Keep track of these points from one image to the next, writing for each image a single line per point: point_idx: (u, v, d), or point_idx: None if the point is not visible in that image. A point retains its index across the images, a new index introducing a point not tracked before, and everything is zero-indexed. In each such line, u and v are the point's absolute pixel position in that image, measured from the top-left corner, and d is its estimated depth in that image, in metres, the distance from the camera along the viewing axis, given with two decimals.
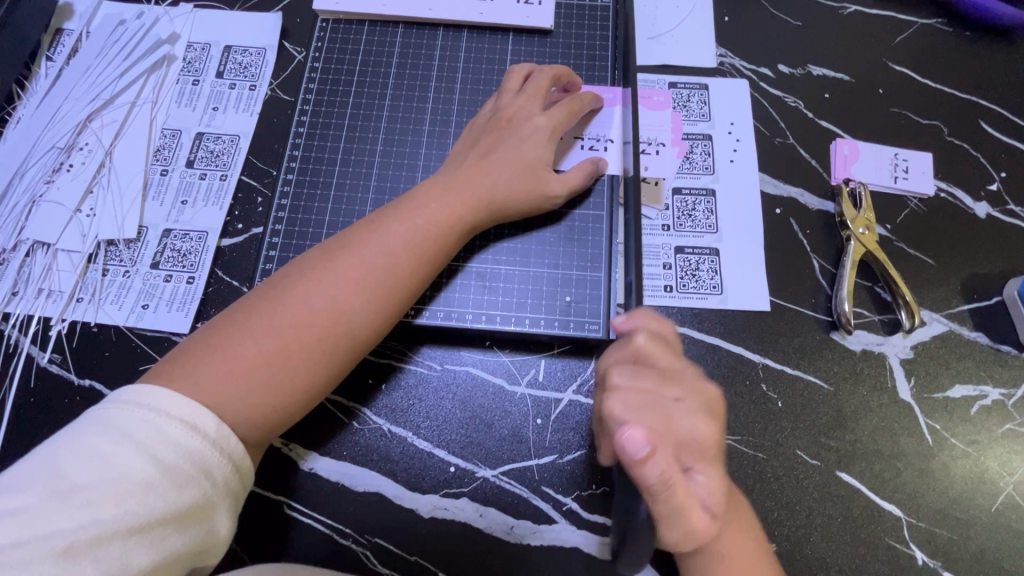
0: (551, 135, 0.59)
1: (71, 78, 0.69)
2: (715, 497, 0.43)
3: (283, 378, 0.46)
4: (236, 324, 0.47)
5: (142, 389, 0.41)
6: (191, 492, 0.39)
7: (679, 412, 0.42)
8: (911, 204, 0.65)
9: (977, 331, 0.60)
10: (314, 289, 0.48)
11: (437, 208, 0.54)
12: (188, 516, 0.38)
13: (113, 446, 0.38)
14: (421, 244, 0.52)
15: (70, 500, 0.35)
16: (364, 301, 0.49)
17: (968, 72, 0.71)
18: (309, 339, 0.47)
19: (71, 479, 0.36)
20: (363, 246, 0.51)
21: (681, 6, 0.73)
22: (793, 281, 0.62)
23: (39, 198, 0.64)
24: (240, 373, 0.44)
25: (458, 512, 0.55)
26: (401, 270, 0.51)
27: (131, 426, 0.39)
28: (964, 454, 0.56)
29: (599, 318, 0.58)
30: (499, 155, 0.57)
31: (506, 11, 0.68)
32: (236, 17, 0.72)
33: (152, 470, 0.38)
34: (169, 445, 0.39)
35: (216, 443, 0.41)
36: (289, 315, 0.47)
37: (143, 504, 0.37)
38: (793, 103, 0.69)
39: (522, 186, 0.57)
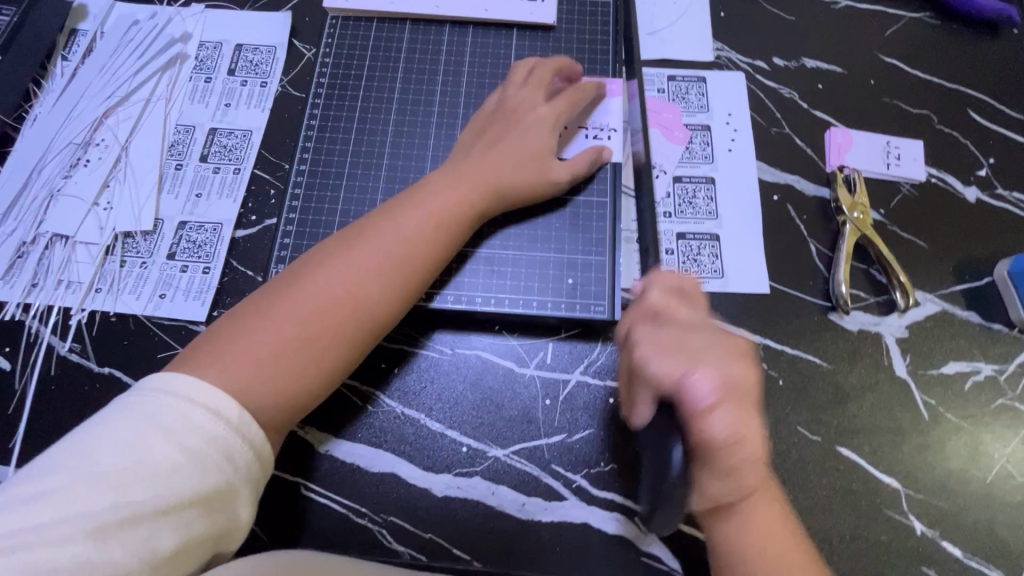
0: (553, 125, 0.61)
1: (87, 77, 0.70)
2: (760, 446, 0.45)
3: (306, 359, 0.48)
4: (258, 311, 0.48)
5: (168, 376, 0.43)
6: (215, 477, 0.40)
7: (718, 358, 0.46)
8: (903, 189, 0.67)
9: (969, 311, 0.62)
10: (332, 276, 0.50)
11: (446, 197, 0.55)
12: (211, 501, 0.40)
13: (142, 432, 0.39)
14: (433, 230, 0.54)
15: (101, 483, 0.37)
16: (380, 285, 0.51)
17: (956, 63, 0.73)
18: (329, 325, 0.49)
19: (101, 462, 0.38)
20: (377, 234, 0.53)
21: (679, 2, 0.76)
22: (792, 264, 0.64)
23: (58, 192, 0.66)
24: (264, 359, 0.46)
25: (471, 490, 0.56)
26: (414, 257, 0.53)
27: (157, 413, 0.40)
28: (959, 428, 0.58)
29: (604, 301, 0.59)
30: (503, 145, 0.59)
31: (511, 8, 0.70)
32: (246, 16, 0.74)
33: (178, 456, 0.39)
34: (194, 432, 0.40)
35: (238, 430, 0.42)
36: (309, 302, 0.49)
37: (169, 487, 0.38)
38: (788, 94, 0.71)
39: (527, 176, 0.59)
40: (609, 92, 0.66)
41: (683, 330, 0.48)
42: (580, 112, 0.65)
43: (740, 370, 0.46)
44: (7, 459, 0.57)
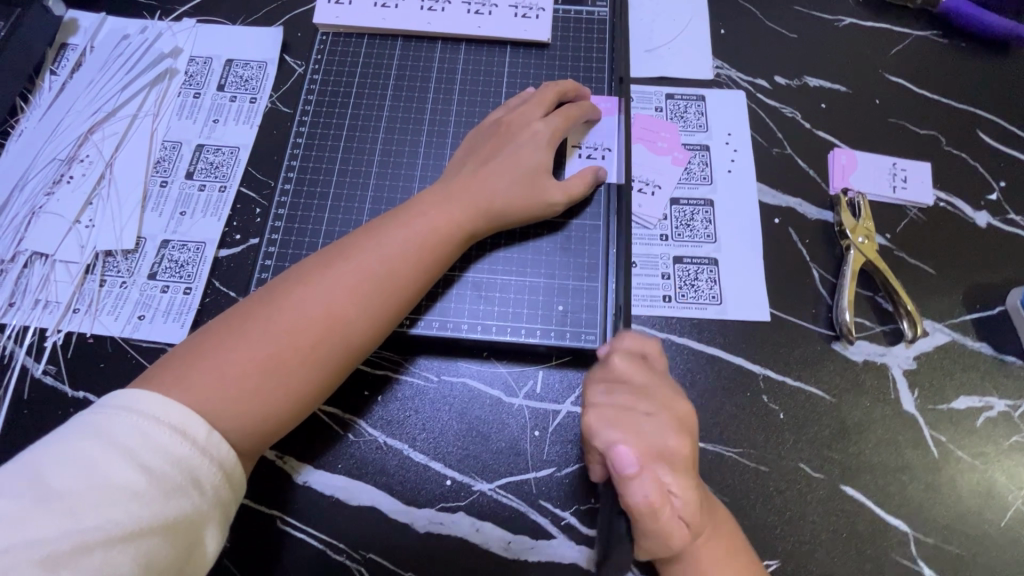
0: (549, 142, 0.59)
1: (75, 92, 0.69)
2: (690, 507, 0.43)
3: (278, 384, 0.46)
4: (232, 329, 0.47)
5: (133, 394, 0.42)
6: (178, 502, 0.39)
7: (653, 425, 0.45)
8: (910, 213, 0.64)
9: (981, 342, 0.59)
10: (310, 295, 0.48)
11: (434, 217, 0.54)
12: (175, 525, 0.39)
13: (103, 452, 0.38)
14: (418, 251, 0.52)
15: (57, 507, 0.36)
16: (361, 308, 0.49)
17: (964, 83, 0.71)
18: (304, 346, 0.47)
19: (60, 484, 0.37)
20: (359, 253, 0.51)
21: (678, 19, 0.74)
22: (793, 291, 0.61)
23: (39, 210, 0.64)
24: (233, 380, 0.45)
25: (454, 527, 0.54)
26: (396, 277, 0.51)
27: (122, 433, 0.40)
28: (971, 467, 0.55)
29: (595, 328, 0.57)
30: (494, 165, 0.57)
31: (505, 24, 0.68)
32: (238, 31, 0.73)
33: (139, 478, 0.38)
34: (159, 452, 0.39)
35: (205, 450, 0.42)
36: (284, 321, 0.47)
37: (128, 512, 0.37)
38: (790, 114, 0.69)
39: (522, 194, 0.57)
40: (605, 110, 0.64)
41: (638, 394, 0.46)
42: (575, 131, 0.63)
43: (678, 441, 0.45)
44: None
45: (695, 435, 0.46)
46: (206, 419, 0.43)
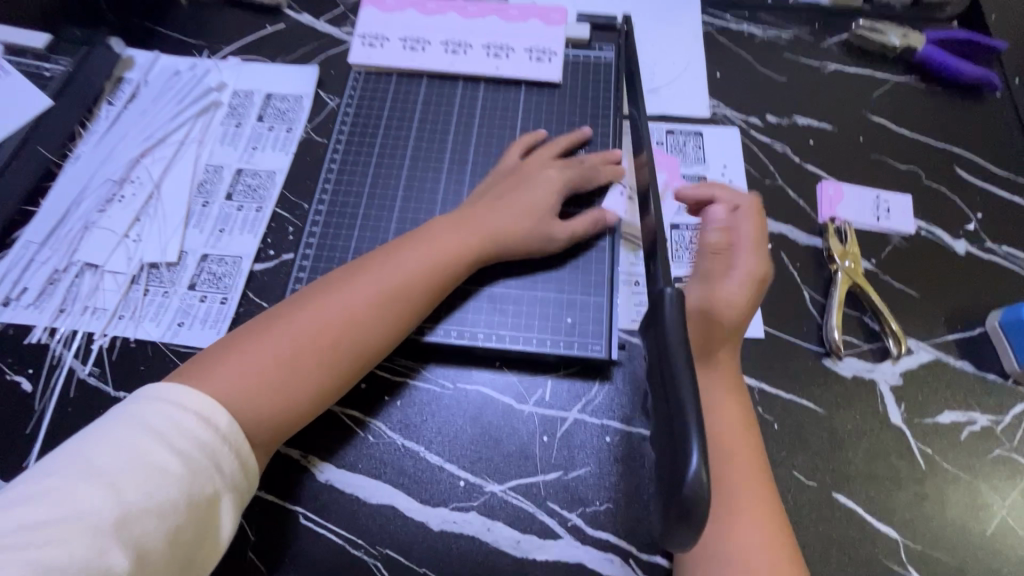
0: (558, 186, 0.65)
1: (129, 120, 0.76)
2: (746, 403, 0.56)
3: (292, 384, 0.50)
4: (257, 329, 0.52)
5: (162, 386, 0.47)
6: (202, 483, 0.43)
7: (734, 290, 0.58)
8: (894, 240, 0.69)
9: (963, 360, 0.63)
10: (331, 300, 0.53)
11: (449, 241, 0.59)
12: (195, 502, 0.43)
13: (135, 434, 0.43)
14: (430, 269, 0.57)
15: (98, 483, 0.41)
16: (374, 317, 0.54)
17: (941, 123, 0.77)
18: (317, 349, 0.51)
19: (101, 464, 0.42)
20: (379, 265, 0.56)
21: (677, 63, 0.81)
22: (786, 310, 0.66)
23: (92, 225, 0.70)
24: (255, 375, 0.49)
25: (466, 525, 0.57)
26: (408, 292, 0.56)
27: (151, 418, 0.44)
28: (957, 478, 0.58)
29: (601, 341, 0.62)
30: (509, 199, 0.63)
31: (520, 66, 0.75)
32: (278, 69, 0.81)
33: (168, 459, 0.43)
34: (182, 435, 0.44)
35: (224, 437, 0.46)
36: (304, 322, 0.52)
37: (158, 488, 0.42)
38: (781, 149, 0.76)
39: (526, 226, 0.62)
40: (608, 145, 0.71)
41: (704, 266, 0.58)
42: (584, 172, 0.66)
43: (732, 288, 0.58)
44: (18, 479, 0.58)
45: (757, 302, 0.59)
46: (228, 409, 0.47)
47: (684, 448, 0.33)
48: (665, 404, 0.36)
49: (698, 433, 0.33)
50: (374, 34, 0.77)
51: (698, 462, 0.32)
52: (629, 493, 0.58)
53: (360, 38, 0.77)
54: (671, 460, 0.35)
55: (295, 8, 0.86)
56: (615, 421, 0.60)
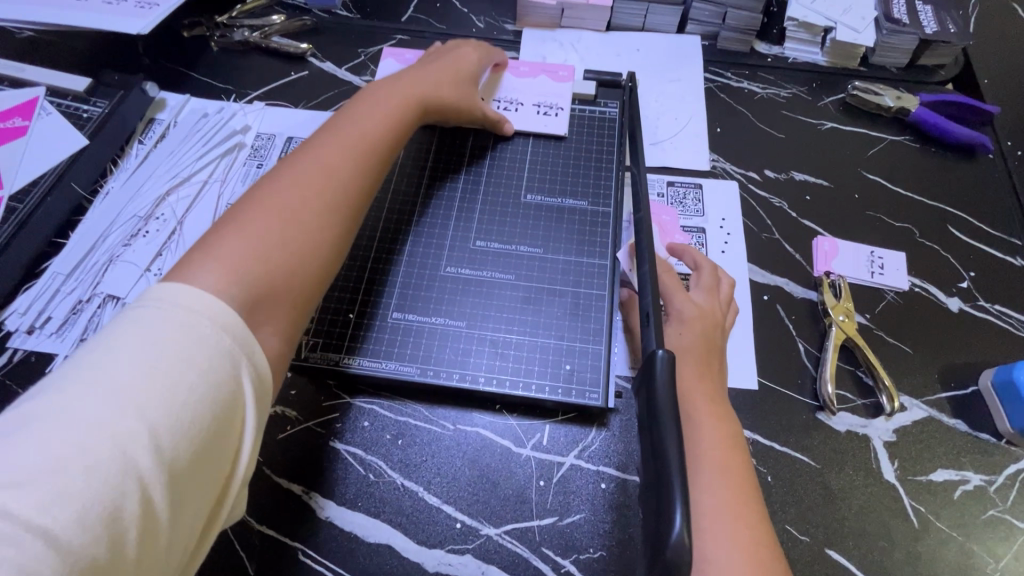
0: (472, 65, 0.78)
1: (158, 159, 0.81)
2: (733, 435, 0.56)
3: (298, 234, 0.53)
4: (230, 224, 0.51)
5: (171, 289, 0.44)
6: (225, 391, 0.42)
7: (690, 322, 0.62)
8: (888, 296, 0.71)
9: (956, 419, 0.64)
10: (305, 165, 0.57)
11: (390, 101, 0.67)
12: (218, 413, 0.41)
13: (149, 344, 0.41)
14: (386, 118, 0.65)
15: (118, 396, 0.39)
16: (350, 157, 0.59)
17: (934, 183, 0.80)
18: (312, 195, 0.55)
19: (118, 373, 0.40)
20: (341, 128, 0.62)
21: (679, 118, 0.85)
22: (781, 363, 0.67)
23: (117, 258, 0.74)
24: (242, 265, 0.48)
25: (462, 568, 0.58)
26: (371, 129, 0.63)
27: (164, 329, 0.42)
28: (951, 538, 0.58)
29: (599, 388, 0.63)
30: (437, 64, 0.75)
31: (528, 119, 0.79)
32: (299, 114, 0.86)
33: (189, 370, 0.41)
34: (199, 343, 0.42)
35: (240, 342, 0.44)
36: (284, 205, 0.53)
37: (184, 401, 0.40)
38: (778, 204, 0.78)
39: (449, 94, 0.73)
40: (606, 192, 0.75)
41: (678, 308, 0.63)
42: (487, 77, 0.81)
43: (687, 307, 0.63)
44: None
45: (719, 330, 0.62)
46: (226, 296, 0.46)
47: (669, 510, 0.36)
48: (653, 459, 0.40)
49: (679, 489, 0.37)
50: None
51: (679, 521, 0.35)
52: (623, 542, 0.58)
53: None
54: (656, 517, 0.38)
55: (319, 57, 0.91)
56: (611, 469, 0.62)
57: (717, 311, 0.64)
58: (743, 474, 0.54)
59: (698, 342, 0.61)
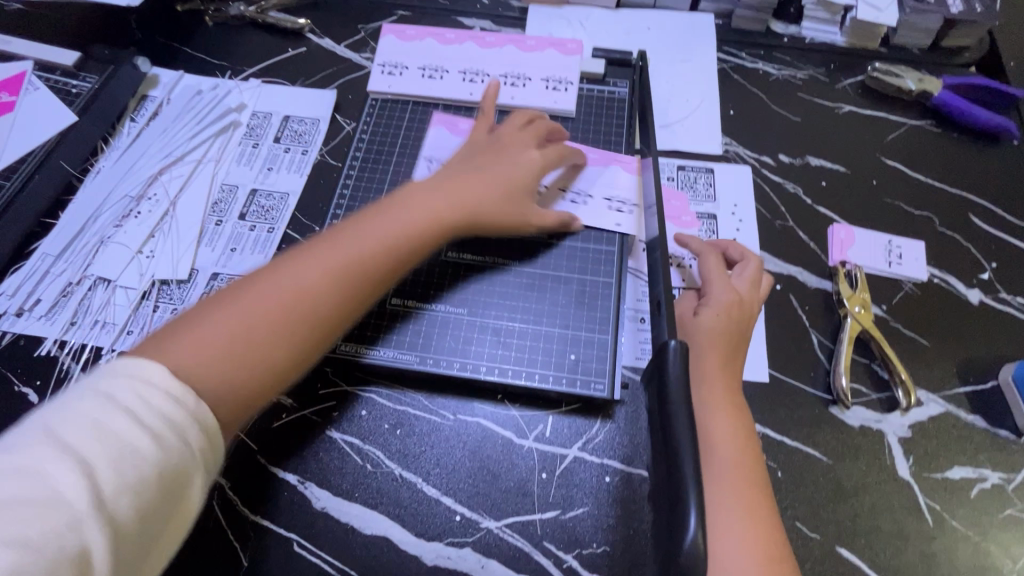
0: (540, 166, 0.66)
1: (150, 137, 0.78)
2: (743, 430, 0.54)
3: (258, 347, 0.47)
4: (209, 301, 0.49)
5: (122, 358, 0.41)
6: (175, 456, 0.39)
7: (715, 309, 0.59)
8: (906, 287, 0.69)
9: (974, 414, 0.62)
10: (283, 268, 0.51)
11: (415, 212, 0.57)
12: (167, 483, 0.38)
13: (102, 407, 0.38)
14: (392, 242, 0.55)
15: (66, 460, 0.36)
16: (331, 292, 0.51)
17: (956, 169, 0.77)
18: (278, 318, 0.48)
19: (60, 443, 0.37)
20: (335, 243, 0.53)
21: (691, 99, 0.82)
22: (793, 355, 0.65)
23: (108, 240, 0.71)
24: (208, 342, 0.45)
25: (460, 562, 0.56)
26: (369, 260, 0.53)
27: (118, 392, 0.39)
28: (966, 537, 0.57)
29: (604, 379, 0.61)
30: (488, 171, 0.63)
31: (535, 94, 0.76)
32: (296, 92, 0.82)
33: (134, 437, 0.38)
34: (151, 410, 0.39)
35: (194, 416, 0.40)
36: (257, 284, 0.49)
37: (129, 468, 0.37)
38: (792, 189, 0.75)
39: (505, 206, 0.63)
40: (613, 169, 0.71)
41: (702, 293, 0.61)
42: (567, 172, 0.71)
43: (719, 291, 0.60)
44: None
45: (744, 321, 0.59)
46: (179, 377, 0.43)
47: (682, 511, 0.33)
48: (664, 455, 0.37)
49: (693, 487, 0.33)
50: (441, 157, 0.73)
51: (697, 523, 0.32)
52: (626, 537, 0.57)
53: (427, 161, 0.73)
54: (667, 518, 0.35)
55: (317, 33, 0.88)
56: (616, 462, 0.60)
57: (750, 300, 0.61)
58: (756, 470, 0.52)
59: (731, 332, 0.58)
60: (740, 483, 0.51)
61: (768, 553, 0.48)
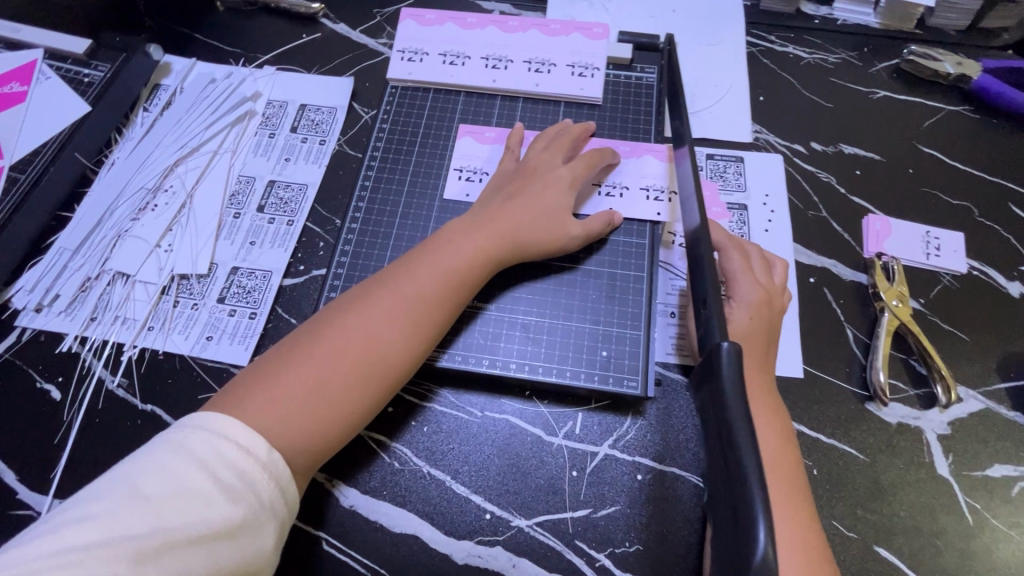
0: (573, 182, 0.64)
1: (164, 127, 0.76)
2: (782, 430, 0.53)
3: (332, 400, 0.49)
4: (281, 358, 0.51)
5: (205, 414, 0.46)
6: (243, 508, 0.43)
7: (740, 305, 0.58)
8: (944, 280, 0.67)
9: (1015, 411, 0.60)
10: (353, 324, 0.52)
11: (466, 249, 0.58)
12: (237, 532, 0.42)
13: (180, 460, 0.43)
14: (447, 280, 0.56)
15: (146, 511, 0.40)
16: (396, 337, 0.53)
17: (996, 157, 0.74)
18: (349, 369, 0.50)
19: (145, 490, 0.41)
20: (399, 289, 0.54)
21: (720, 85, 0.79)
22: (828, 350, 0.63)
23: (125, 233, 0.70)
24: (286, 399, 0.48)
25: (491, 560, 0.55)
26: (427, 301, 0.55)
27: (195, 446, 0.43)
28: (1007, 537, 0.55)
29: (637, 376, 0.60)
30: (525, 197, 0.62)
31: (561, 82, 0.74)
32: (312, 79, 0.80)
33: (211, 489, 0.42)
34: (225, 463, 0.43)
35: (267, 467, 0.45)
36: (330, 345, 0.51)
37: (202, 517, 0.41)
38: (826, 179, 0.73)
39: (546, 229, 0.61)
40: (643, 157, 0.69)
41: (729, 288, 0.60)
42: (597, 174, 0.68)
43: (746, 287, 0.59)
44: (45, 489, 0.58)
45: (773, 318, 0.58)
46: (266, 437, 0.46)
47: (750, 522, 0.30)
48: (723, 463, 0.34)
49: (762, 499, 0.31)
50: (472, 167, 0.70)
51: (768, 535, 0.30)
52: (660, 536, 0.56)
53: (457, 171, 0.70)
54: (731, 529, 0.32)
55: (332, 18, 0.85)
56: (648, 459, 0.59)
57: (777, 297, 0.60)
58: (793, 471, 0.51)
59: (761, 329, 0.57)
60: (781, 483, 0.50)
61: (810, 555, 0.47)
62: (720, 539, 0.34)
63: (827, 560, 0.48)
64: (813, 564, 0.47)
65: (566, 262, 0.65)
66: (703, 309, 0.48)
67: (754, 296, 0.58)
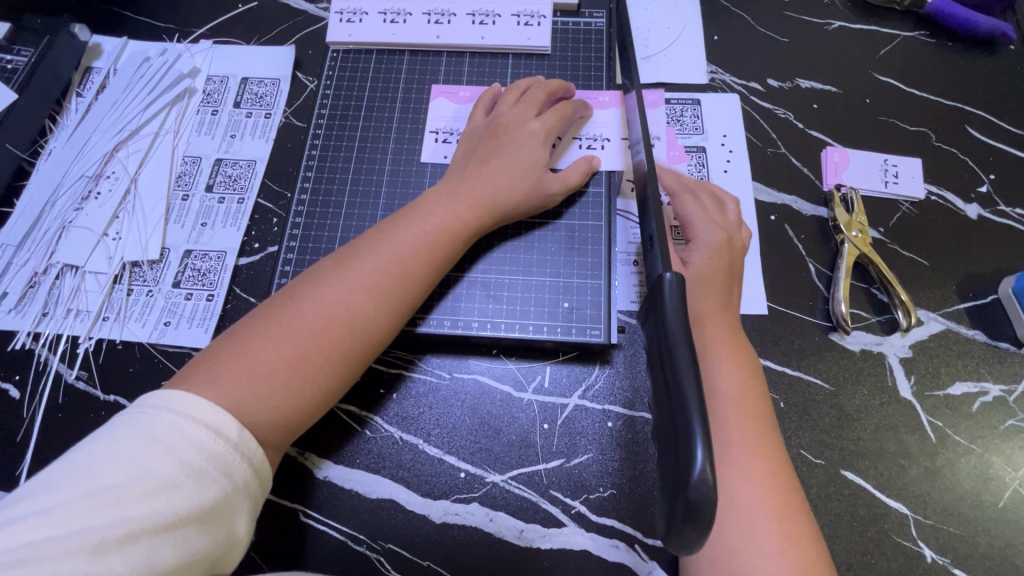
0: (546, 138, 0.62)
1: (100, 111, 0.73)
2: (747, 366, 0.53)
3: (310, 375, 0.49)
4: (256, 330, 0.49)
5: (170, 394, 0.44)
6: (214, 492, 0.41)
7: (697, 245, 0.58)
8: (903, 207, 0.67)
9: (974, 329, 0.61)
10: (331, 298, 0.51)
11: (445, 217, 0.57)
12: (210, 517, 0.41)
13: (142, 446, 0.41)
14: (428, 251, 0.55)
15: (107, 501, 0.38)
16: (376, 311, 0.52)
17: (952, 80, 0.73)
18: (326, 343, 0.49)
19: (105, 479, 0.39)
20: (377, 259, 0.53)
21: (673, 27, 0.77)
22: (791, 285, 0.64)
23: (69, 224, 0.67)
24: (261, 373, 0.47)
25: (469, 517, 0.56)
26: (409, 274, 0.54)
27: (160, 431, 0.42)
28: (969, 451, 0.57)
29: (600, 325, 0.60)
30: (497, 160, 0.60)
31: (507, 33, 0.71)
32: (252, 50, 0.77)
33: (178, 474, 0.40)
34: (193, 447, 0.42)
35: (239, 448, 0.44)
36: (307, 318, 0.50)
37: (170, 504, 0.39)
38: (783, 115, 0.72)
39: (521, 190, 0.60)
40: (602, 103, 0.68)
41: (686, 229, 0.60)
42: (570, 126, 0.66)
43: (703, 228, 0.59)
44: (12, 486, 0.58)
45: (733, 256, 0.58)
46: (240, 413, 0.45)
47: (689, 445, 0.32)
48: (666, 395, 0.35)
49: (702, 428, 0.32)
50: (446, 129, 0.68)
51: (706, 456, 0.31)
52: (632, 478, 0.56)
53: (433, 134, 0.68)
54: (674, 460, 0.34)
55: None
56: (617, 406, 0.59)
57: (736, 236, 0.60)
58: (759, 404, 0.51)
59: (721, 269, 0.57)
60: (746, 414, 0.50)
61: (777, 481, 0.48)
62: (665, 468, 0.35)
63: (795, 486, 0.49)
64: (776, 488, 0.47)
65: (545, 218, 0.64)
66: (650, 248, 0.48)
67: (711, 237, 0.58)
